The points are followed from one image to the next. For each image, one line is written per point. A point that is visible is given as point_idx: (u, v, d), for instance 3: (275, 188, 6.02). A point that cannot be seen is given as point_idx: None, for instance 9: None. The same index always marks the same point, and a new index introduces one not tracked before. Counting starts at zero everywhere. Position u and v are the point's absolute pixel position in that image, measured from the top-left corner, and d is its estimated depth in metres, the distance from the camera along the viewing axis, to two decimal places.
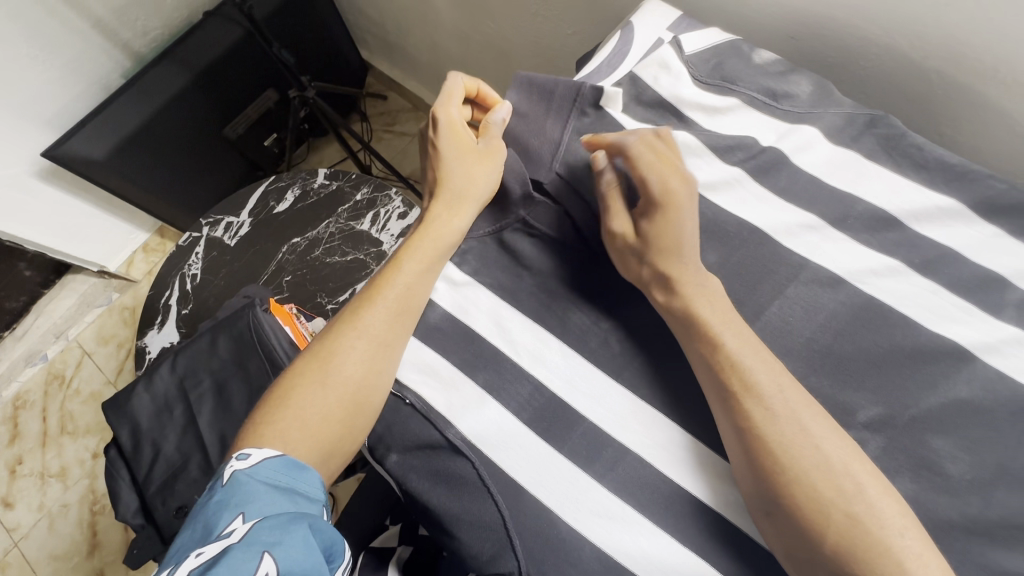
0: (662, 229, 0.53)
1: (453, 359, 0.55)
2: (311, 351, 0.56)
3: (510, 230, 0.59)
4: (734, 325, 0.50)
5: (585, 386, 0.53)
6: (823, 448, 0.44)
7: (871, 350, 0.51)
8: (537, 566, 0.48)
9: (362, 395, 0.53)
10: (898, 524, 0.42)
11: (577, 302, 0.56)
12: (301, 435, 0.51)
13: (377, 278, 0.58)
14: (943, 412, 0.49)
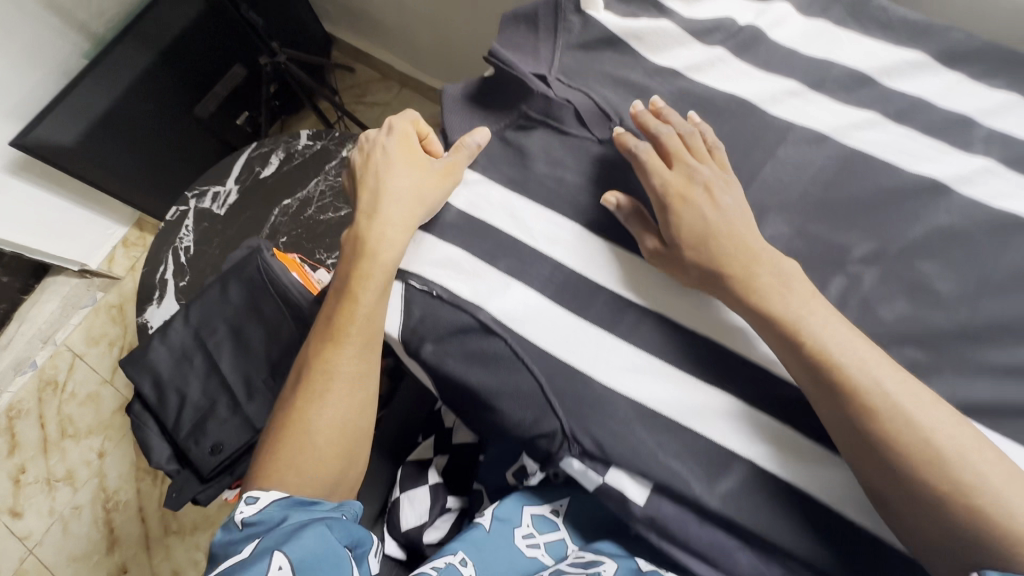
0: (694, 226, 0.52)
1: (473, 251, 0.58)
2: (295, 379, 0.60)
3: (513, 128, 0.62)
4: (792, 293, 0.49)
5: (602, 259, 0.56)
6: (872, 375, 0.45)
7: (861, 195, 0.55)
8: (579, 423, 0.51)
9: (345, 425, 0.58)
10: (943, 427, 0.43)
11: (585, 187, 0.59)
12: (300, 470, 0.55)
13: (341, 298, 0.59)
14: (929, 239, 0.53)
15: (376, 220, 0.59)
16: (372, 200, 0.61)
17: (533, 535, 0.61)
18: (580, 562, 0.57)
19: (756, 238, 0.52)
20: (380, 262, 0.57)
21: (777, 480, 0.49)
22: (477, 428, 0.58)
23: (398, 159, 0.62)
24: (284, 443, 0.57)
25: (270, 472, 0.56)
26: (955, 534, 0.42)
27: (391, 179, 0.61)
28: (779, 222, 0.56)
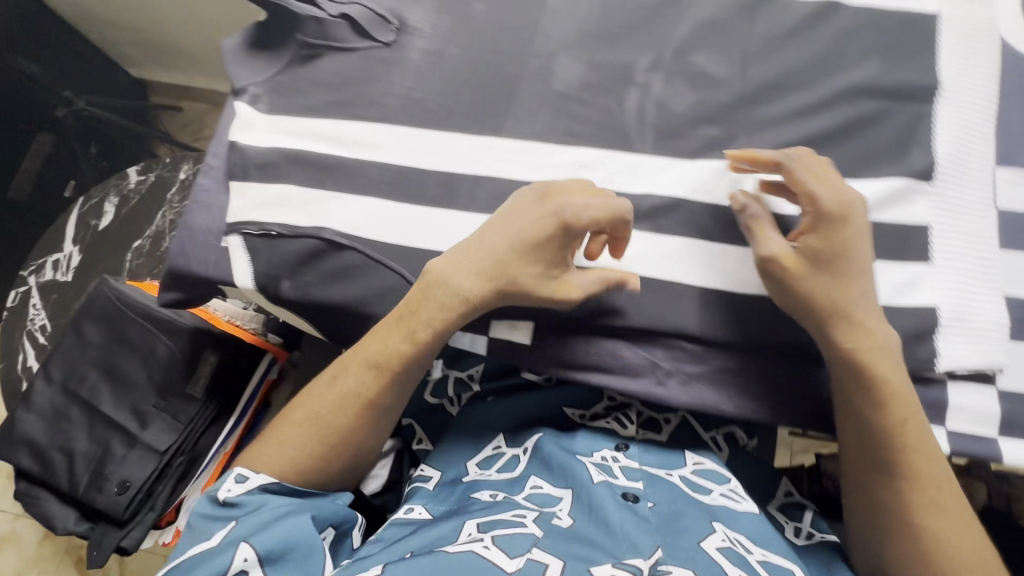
0: (825, 246, 0.48)
1: (299, 181, 0.57)
2: (354, 365, 0.52)
3: (298, 59, 0.60)
4: (863, 284, 0.48)
5: (422, 145, 0.58)
6: (903, 408, 0.47)
7: (627, 17, 0.60)
8: None
9: (348, 443, 0.52)
10: (945, 530, 0.46)
11: (386, 87, 0.59)
12: (280, 460, 0.51)
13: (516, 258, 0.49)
14: (693, 33, 0.59)
15: (463, 258, 0.50)
16: (467, 241, 0.52)
17: (484, 470, 0.60)
18: (536, 495, 0.55)
19: (850, 243, 0.49)
20: (432, 316, 0.50)
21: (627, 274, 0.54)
22: None
23: (490, 225, 0.52)
24: (275, 433, 0.53)
25: (252, 458, 0.52)
26: (904, 554, 0.47)
27: (493, 226, 0.51)
28: (568, 61, 0.59)
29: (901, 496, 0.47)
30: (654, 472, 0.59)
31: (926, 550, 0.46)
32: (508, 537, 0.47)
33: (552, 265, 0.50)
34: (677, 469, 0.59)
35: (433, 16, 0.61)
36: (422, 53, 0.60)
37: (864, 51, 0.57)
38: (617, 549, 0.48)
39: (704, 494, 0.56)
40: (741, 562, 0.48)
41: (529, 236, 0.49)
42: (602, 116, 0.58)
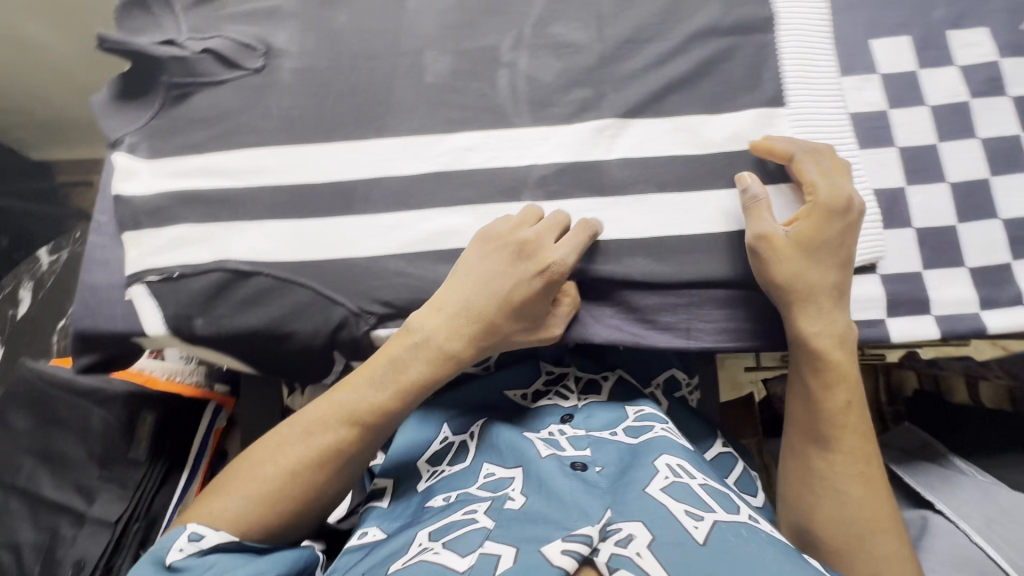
0: (817, 235, 0.51)
1: (193, 219, 0.57)
2: (334, 425, 0.51)
3: (170, 101, 0.60)
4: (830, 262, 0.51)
5: (310, 160, 0.58)
6: (845, 385, 0.52)
7: (485, 3, 0.63)
8: (361, 297, 0.54)
9: (318, 498, 0.51)
10: (865, 498, 0.51)
11: (265, 113, 0.60)
12: (235, 513, 0.49)
13: (486, 305, 0.51)
14: (548, 7, 0.62)
15: (441, 308, 0.51)
16: (435, 296, 0.52)
17: (434, 469, 0.60)
18: (489, 482, 0.55)
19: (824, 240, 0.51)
20: (416, 374, 0.51)
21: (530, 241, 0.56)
22: (298, 370, 0.58)
23: (462, 271, 0.52)
24: (231, 486, 0.50)
25: (205, 513, 0.49)
26: (824, 519, 0.51)
27: (467, 274, 0.52)
28: (437, 55, 0.61)
29: (831, 465, 0.52)
30: (602, 433, 0.60)
31: (842, 516, 0.51)
32: (458, 538, 0.48)
33: (530, 311, 0.52)
34: (621, 422, 0.61)
35: (298, 35, 0.62)
36: (295, 73, 0.61)
37: None
38: (568, 518, 0.48)
39: (644, 434, 0.58)
40: (685, 494, 0.50)
41: (512, 290, 0.51)
42: (478, 100, 0.60)
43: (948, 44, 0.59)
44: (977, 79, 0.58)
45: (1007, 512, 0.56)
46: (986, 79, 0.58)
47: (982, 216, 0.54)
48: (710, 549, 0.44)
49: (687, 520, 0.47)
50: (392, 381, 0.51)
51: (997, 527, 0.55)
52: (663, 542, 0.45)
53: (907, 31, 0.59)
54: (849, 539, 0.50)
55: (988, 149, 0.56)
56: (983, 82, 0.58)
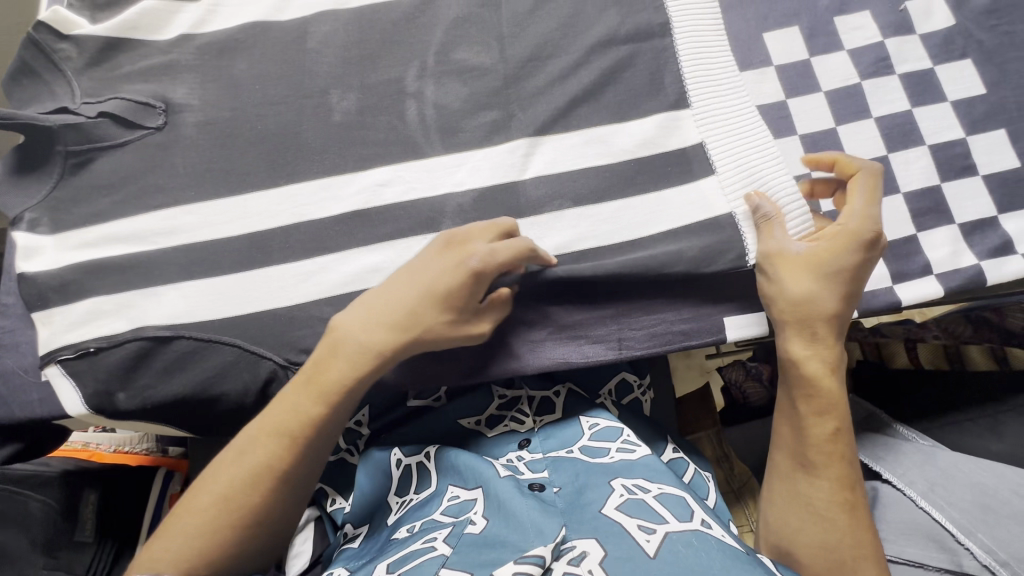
0: (830, 256, 0.51)
1: (104, 290, 0.55)
2: (276, 441, 0.49)
3: (69, 170, 0.58)
4: (835, 285, 0.51)
5: (223, 214, 0.57)
6: (833, 407, 0.51)
7: (385, 37, 0.63)
8: (289, 348, 0.54)
9: (264, 522, 0.49)
10: (851, 528, 0.48)
11: (171, 171, 0.59)
12: (174, 553, 0.46)
13: (406, 302, 0.49)
14: (449, 34, 0.62)
15: (369, 309, 0.50)
16: (372, 294, 0.51)
17: (403, 499, 0.59)
18: (454, 506, 0.54)
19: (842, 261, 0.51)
20: (337, 375, 0.49)
21: None
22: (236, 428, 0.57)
23: (399, 276, 0.51)
24: (172, 526, 0.48)
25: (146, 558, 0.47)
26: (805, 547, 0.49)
27: (397, 277, 0.51)
28: (342, 93, 0.61)
29: (813, 488, 0.50)
30: (557, 454, 0.59)
31: (821, 544, 0.49)
32: (415, 566, 0.46)
33: (460, 297, 0.49)
34: (577, 441, 0.60)
35: (198, 88, 0.61)
36: (198, 128, 0.60)
37: (600, 6, 0.62)
38: (522, 540, 0.46)
39: (601, 456, 0.57)
40: (641, 511, 0.48)
41: (438, 281, 0.49)
42: (388, 133, 0.59)
43: (836, 30, 0.61)
44: (867, 60, 0.60)
45: (948, 474, 0.57)
46: (874, 60, 0.60)
47: (885, 192, 0.56)
48: (660, 562, 0.43)
49: (640, 534, 0.46)
50: (315, 386, 0.49)
51: (940, 490, 0.56)
52: (615, 557, 0.44)
53: (796, 22, 0.61)
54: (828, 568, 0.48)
55: (884, 127, 0.58)
56: (872, 63, 0.60)
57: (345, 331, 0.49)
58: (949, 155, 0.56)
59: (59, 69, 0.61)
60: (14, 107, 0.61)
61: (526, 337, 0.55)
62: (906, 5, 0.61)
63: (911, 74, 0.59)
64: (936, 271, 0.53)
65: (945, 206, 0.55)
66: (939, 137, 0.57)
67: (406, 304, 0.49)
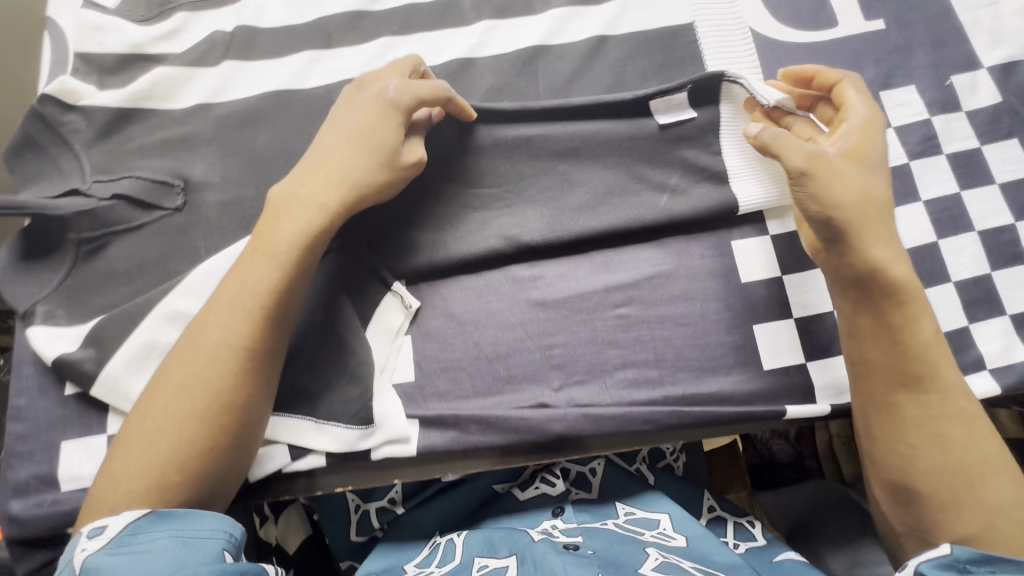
0: (860, 148, 0.50)
1: (122, 392, 0.51)
2: (220, 321, 0.46)
3: (83, 259, 0.54)
4: (879, 175, 0.50)
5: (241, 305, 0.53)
6: (920, 310, 0.47)
7: None
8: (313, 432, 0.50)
9: (215, 425, 0.45)
10: (971, 437, 0.46)
11: (192, 256, 0.55)
12: (140, 475, 0.43)
13: (344, 148, 0.50)
14: (484, 105, 0.60)
15: (302, 181, 0.49)
16: (309, 159, 0.51)
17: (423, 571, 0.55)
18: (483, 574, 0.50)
19: (872, 148, 0.50)
20: (280, 236, 0.48)
21: (499, 361, 0.53)
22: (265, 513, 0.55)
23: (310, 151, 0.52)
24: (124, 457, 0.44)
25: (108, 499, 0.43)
26: (929, 478, 0.46)
27: (325, 135, 0.51)
28: None
29: (923, 404, 0.46)
30: (592, 524, 0.58)
31: (941, 465, 0.46)
32: None
33: (386, 146, 0.50)
34: (611, 518, 0.59)
35: (218, 164, 0.58)
36: (219, 207, 0.57)
37: (639, 77, 0.61)
38: None
39: (637, 533, 0.56)
40: (675, 570, 0.48)
41: (350, 141, 0.50)
42: None
43: (882, 105, 0.60)
44: (914, 138, 0.59)
45: None
46: (921, 138, 0.59)
47: (936, 281, 0.55)
48: None
49: None
50: (250, 265, 0.47)
51: None
52: None
53: None
54: (952, 485, 0.45)
55: (933, 211, 0.56)
56: (919, 142, 0.58)
57: (279, 200, 0.49)
58: (998, 241, 0.56)
59: (66, 143, 0.57)
60: (16, 184, 0.57)
61: (545, 385, 0.52)
62: (951, 80, 0.60)
63: (959, 154, 0.58)
64: (989, 366, 0.52)
65: (996, 295, 0.54)
66: (988, 223, 0.56)
67: (345, 148, 0.50)
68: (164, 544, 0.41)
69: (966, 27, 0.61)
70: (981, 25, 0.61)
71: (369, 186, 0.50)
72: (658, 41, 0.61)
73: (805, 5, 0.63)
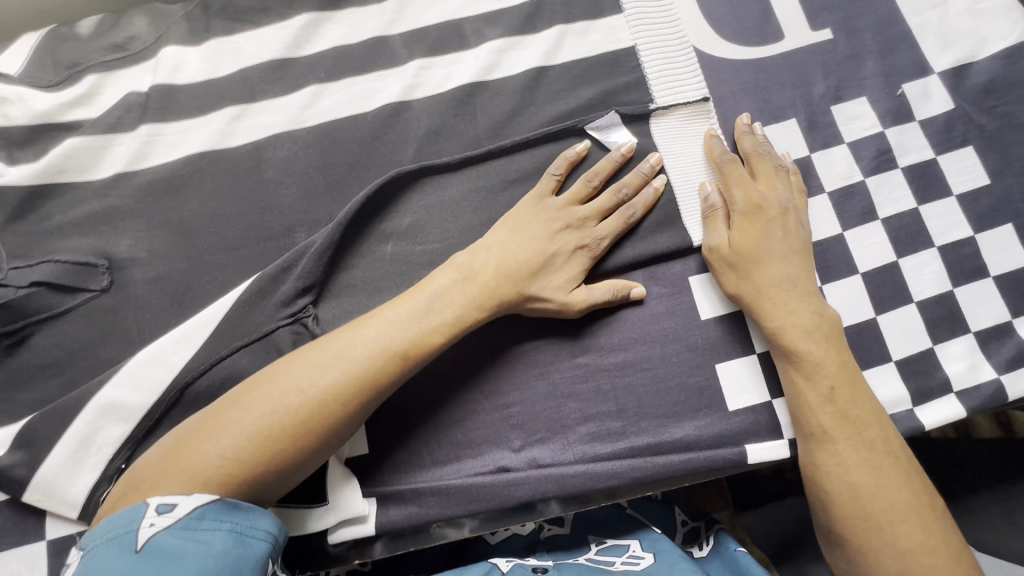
0: (750, 241, 0.50)
1: (57, 495, 0.48)
2: (389, 349, 0.45)
3: (7, 354, 0.52)
4: (780, 266, 0.50)
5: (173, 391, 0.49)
6: (807, 351, 0.48)
7: (352, 158, 0.56)
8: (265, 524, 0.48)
9: (324, 439, 0.43)
10: (877, 485, 0.45)
11: (125, 339, 0.52)
12: (233, 451, 0.40)
13: (522, 232, 0.50)
14: (422, 151, 0.57)
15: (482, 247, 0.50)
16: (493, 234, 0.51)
17: None
18: None
19: (762, 230, 0.51)
20: (450, 288, 0.48)
21: (457, 426, 0.51)
22: None
23: (505, 226, 0.51)
24: (219, 423, 0.41)
25: (181, 464, 0.39)
26: (859, 526, 0.45)
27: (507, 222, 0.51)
28: (310, 230, 0.55)
29: (836, 454, 0.46)
30: (563, 559, 0.56)
31: (858, 512, 0.45)
32: None
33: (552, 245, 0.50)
34: (583, 554, 0.57)
35: (143, 238, 0.54)
36: (149, 285, 0.53)
37: (583, 106, 0.58)
38: None
39: (606, 566, 0.54)
40: None
41: (544, 248, 0.50)
42: (370, 274, 0.54)
43: (834, 120, 0.58)
44: (868, 153, 0.57)
45: None
46: (876, 152, 0.57)
47: (899, 303, 0.53)
48: None
49: None
50: (426, 300, 0.47)
51: None
52: None
53: (791, 114, 0.58)
54: (868, 528, 0.45)
55: (892, 229, 0.55)
56: (874, 157, 0.57)
57: (461, 259, 0.49)
58: (958, 256, 0.54)
59: None
60: None
61: (505, 448, 0.51)
62: (903, 89, 0.58)
63: (915, 166, 0.56)
64: (956, 389, 0.51)
65: (958, 313, 0.53)
66: (948, 237, 0.55)
67: (519, 235, 0.50)
68: (222, 543, 0.38)
69: (914, 31, 0.59)
70: (929, 28, 0.59)
71: (529, 262, 0.49)
72: (600, 68, 0.59)
73: (749, 19, 0.60)
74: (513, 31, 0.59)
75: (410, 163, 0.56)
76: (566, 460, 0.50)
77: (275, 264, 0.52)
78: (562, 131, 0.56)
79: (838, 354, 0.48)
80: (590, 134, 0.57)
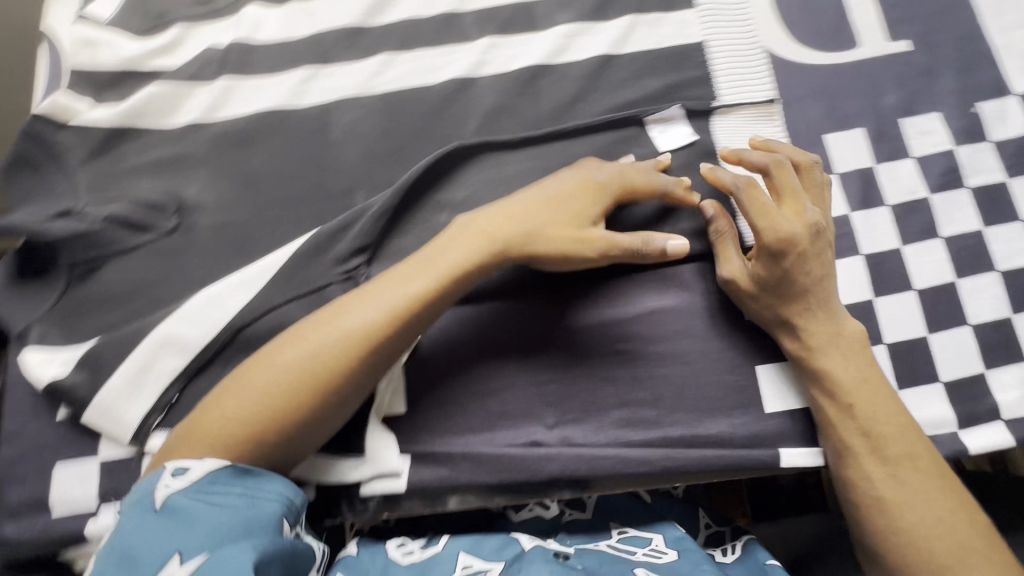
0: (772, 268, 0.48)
1: (112, 418, 0.50)
2: (390, 308, 0.45)
3: (78, 282, 0.55)
4: (810, 280, 0.48)
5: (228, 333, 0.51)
6: (827, 366, 0.48)
7: (414, 128, 0.58)
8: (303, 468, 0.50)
9: (337, 396, 0.44)
10: (912, 499, 0.44)
11: (185, 280, 0.54)
12: (247, 416, 0.42)
13: (550, 207, 0.49)
14: (483, 127, 0.58)
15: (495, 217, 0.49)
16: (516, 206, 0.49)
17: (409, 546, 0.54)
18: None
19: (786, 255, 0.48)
20: (457, 254, 0.47)
21: (493, 397, 0.52)
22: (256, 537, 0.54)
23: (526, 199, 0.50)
24: (242, 383, 0.44)
25: (205, 430, 0.42)
26: (893, 539, 0.44)
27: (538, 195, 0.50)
28: (368, 194, 0.57)
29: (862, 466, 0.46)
30: (584, 544, 0.56)
31: (892, 526, 0.44)
32: None
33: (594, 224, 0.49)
34: (604, 539, 0.57)
35: (211, 186, 0.57)
36: (213, 231, 0.56)
37: (647, 97, 0.58)
38: None
39: (627, 553, 0.54)
40: None
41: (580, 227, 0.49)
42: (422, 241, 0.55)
43: (903, 133, 0.57)
44: (935, 170, 0.56)
45: None
46: (944, 170, 0.55)
47: (954, 324, 0.52)
48: None
49: None
50: (429, 262, 0.47)
51: None
52: None
53: (859, 123, 0.57)
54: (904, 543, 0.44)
55: (953, 249, 0.54)
56: (941, 174, 0.55)
57: (469, 228, 0.48)
58: (1021, 283, 0.53)
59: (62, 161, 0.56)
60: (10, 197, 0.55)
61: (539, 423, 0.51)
62: (978, 108, 0.57)
63: (984, 187, 0.55)
64: (1005, 417, 0.50)
65: (1015, 341, 0.52)
66: (1011, 262, 0.53)
67: (552, 210, 0.49)
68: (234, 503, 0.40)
69: (996, 50, 0.58)
70: (1012, 48, 0.58)
71: (551, 238, 0.48)
72: (667, 61, 0.59)
73: (824, 24, 0.60)
74: (584, 17, 0.60)
75: (470, 138, 0.57)
76: (599, 442, 0.50)
77: (334, 222, 0.54)
78: (623, 120, 0.56)
79: (858, 367, 0.47)
80: (652, 125, 0.57)
